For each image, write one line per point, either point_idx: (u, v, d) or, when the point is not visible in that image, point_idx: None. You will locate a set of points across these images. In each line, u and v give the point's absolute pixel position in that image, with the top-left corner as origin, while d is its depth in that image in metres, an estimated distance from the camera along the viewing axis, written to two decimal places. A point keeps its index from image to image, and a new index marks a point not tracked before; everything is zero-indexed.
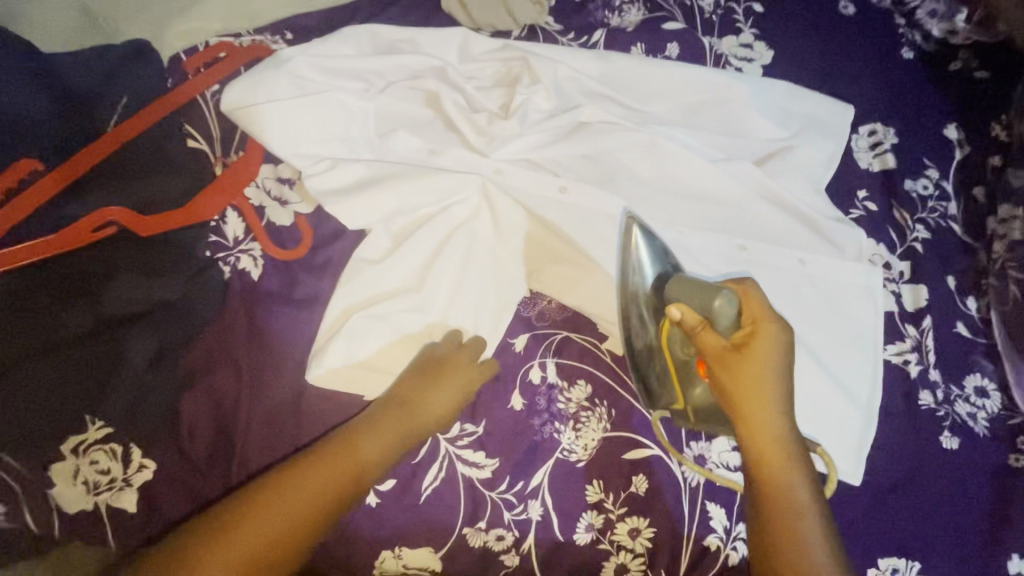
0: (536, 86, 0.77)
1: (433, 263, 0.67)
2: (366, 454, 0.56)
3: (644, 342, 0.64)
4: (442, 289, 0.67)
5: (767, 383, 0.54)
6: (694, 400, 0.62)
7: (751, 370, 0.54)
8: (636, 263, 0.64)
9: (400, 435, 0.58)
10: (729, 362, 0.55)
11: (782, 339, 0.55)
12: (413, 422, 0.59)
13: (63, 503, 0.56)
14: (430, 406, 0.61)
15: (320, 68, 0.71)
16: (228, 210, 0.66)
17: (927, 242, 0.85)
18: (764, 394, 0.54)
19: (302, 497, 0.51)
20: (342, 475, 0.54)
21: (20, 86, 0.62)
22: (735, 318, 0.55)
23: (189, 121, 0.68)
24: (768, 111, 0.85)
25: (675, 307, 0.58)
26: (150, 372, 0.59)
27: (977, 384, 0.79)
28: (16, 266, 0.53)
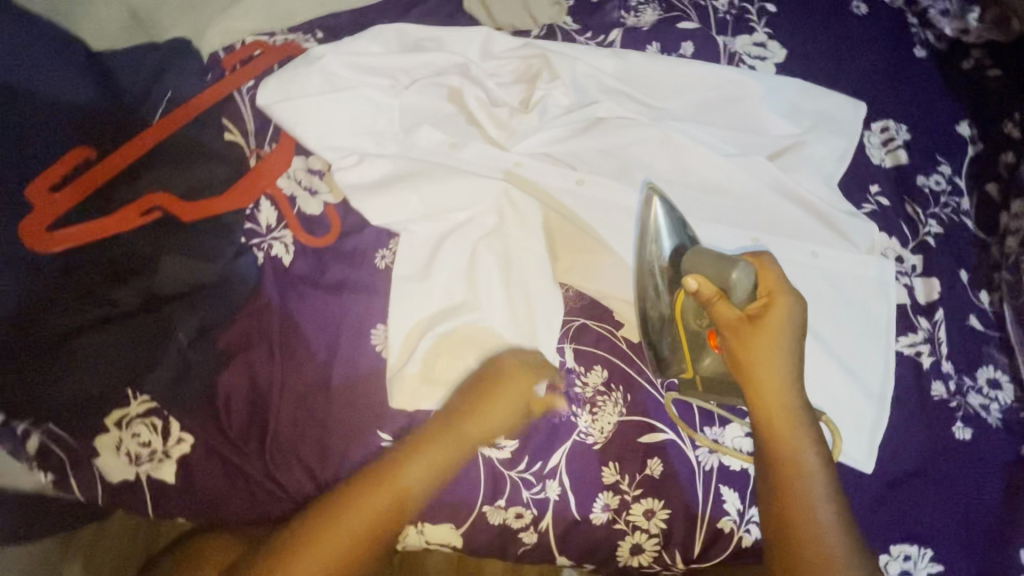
0: (555, 82, 0.79)
1: (476, 273, 0.69)
2: (419, 473, 0.60)
3: (658, 315, 0.66)
4: (479, 287, 0.69)
5: (778, 351, 0.59)
6: (705, 370, 0.66)
7: (763, 339, 0.59)
8: (653, 235, 0.67)
9: (434, 473, 0.61)
10: (743, 331, 0.59)
11: (792, 308, 0.59)
12: (445, 461, 0.61)
13: (108, 471, 0.60)
14: (468, 434, 0.62)
15: (350, 64, 0.74)
16: (262, 199, 0.70)
17: (940, 237, 0.86)
18: (776, 362, 0.59)
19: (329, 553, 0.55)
20: (368, 528, 0.57)
21: (74, 81, 0.66)
22: (749, 289, 0.59)
23: (227, 115, 0.72)
24: (780, 108, 0.87)
25: (692, 279, 0.59)
26: (191, 349, 0.63)
27: (990, 376, 0.80)
28: (74, 244, 0.60)
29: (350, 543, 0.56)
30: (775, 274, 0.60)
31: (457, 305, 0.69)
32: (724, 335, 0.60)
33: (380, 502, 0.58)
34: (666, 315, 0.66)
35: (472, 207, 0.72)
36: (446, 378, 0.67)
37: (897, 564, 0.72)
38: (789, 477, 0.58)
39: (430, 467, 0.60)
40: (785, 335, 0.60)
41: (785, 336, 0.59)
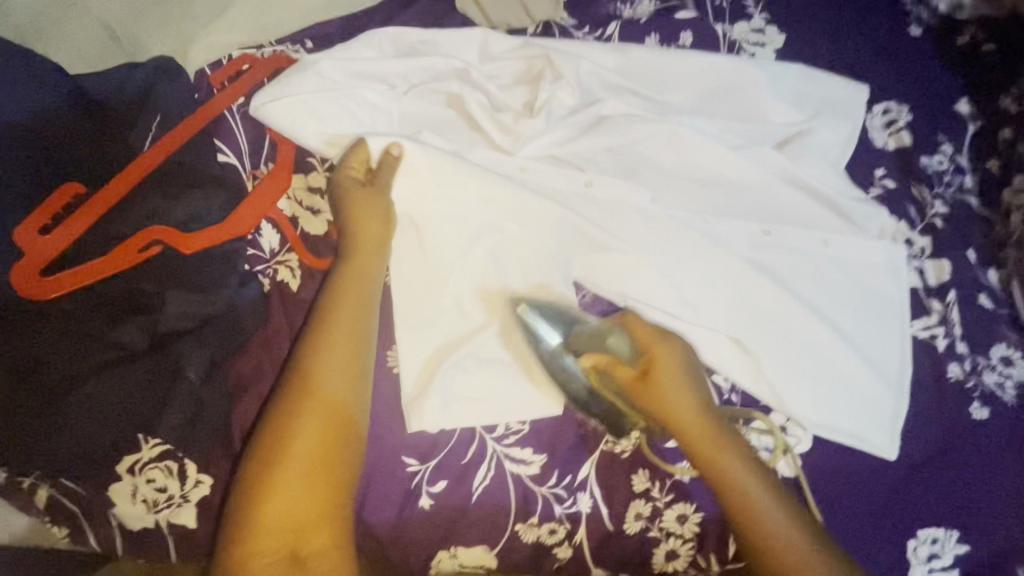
0: (560, 82, 0.77)
1: (492, 289, 0.68)
2: (328, 382, 0.58)
3: (581, 388, 0.65)
4: (497, 304, 0.67)
5: (677, 397, 0.63)
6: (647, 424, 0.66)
7: (651, 395, 0.62)
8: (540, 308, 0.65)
9: (348, 346, 0.60)
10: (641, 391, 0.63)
11: (673, 352, 0.63)
12: (348, 335, 0.60)
13: (126, 520, 0.58)
14: (350, 298, 0.61)
15: (344, 70, 0.71)
16: (263, 223, 0.66)
17: (946, 218, 0.86)
18: (678, 403, 0.63)
19: (301, 452, 0.55)
20: (319, 416, 0.56)
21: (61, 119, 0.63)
22: (630, 350, 0.64)
23: (219, 136, 0.68)
24: (784, 95, 0.86)
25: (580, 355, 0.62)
26: (204, 387, 0.60)
27: (1004, 355, 0.80)
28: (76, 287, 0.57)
29: (307, 459, 0.54)
30: (647, 326, 0.64)
31: (478, 323, 0.67)
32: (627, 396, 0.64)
33: (318, 388, 0.57)
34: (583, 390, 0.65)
35: (486, 221, 0.69)
36: (473, 396, 0.66)
37: (927, 549, 0.72)
38: (739, 493, 0.62)
39: (340, 359, 0.59)
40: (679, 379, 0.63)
41: (671, 378, 0.63)
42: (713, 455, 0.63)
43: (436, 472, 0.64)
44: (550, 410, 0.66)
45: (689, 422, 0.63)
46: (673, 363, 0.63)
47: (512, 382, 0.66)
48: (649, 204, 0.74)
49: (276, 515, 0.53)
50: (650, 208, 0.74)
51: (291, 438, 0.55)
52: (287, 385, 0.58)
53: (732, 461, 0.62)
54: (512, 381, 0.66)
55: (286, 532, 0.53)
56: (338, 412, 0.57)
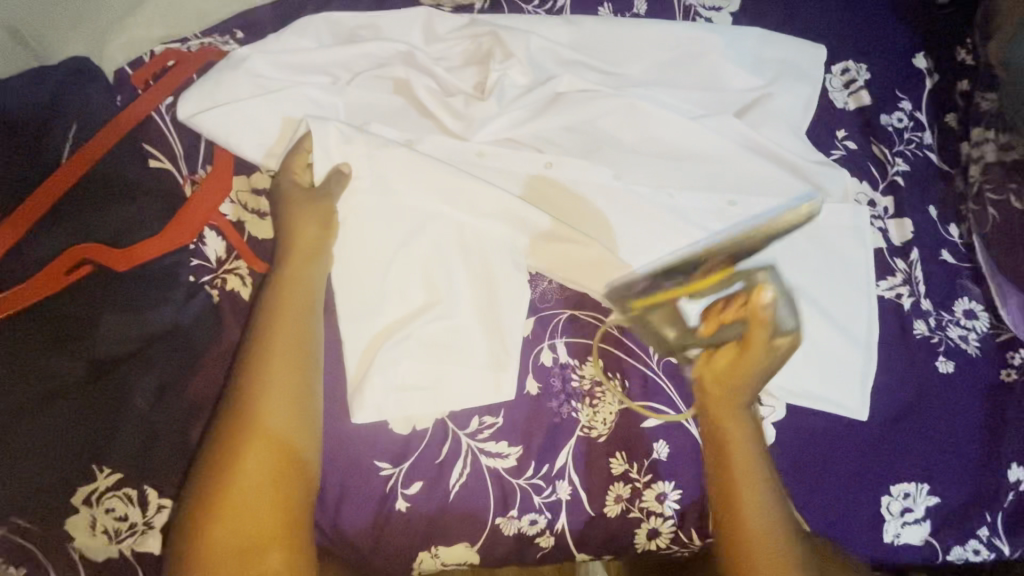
0: (510, 61, 0.74)
1: (435, 272, 0.66)
2: (268, 398, 0.55)
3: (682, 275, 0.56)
4: (439, 285, 0.65)
5: (755, 377, 0.59)
6: (651, 318, 0.58)
7: (757, 355, 0.57)
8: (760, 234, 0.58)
9: (294, 364, 0.57)
10: (754, 340, 0.56)
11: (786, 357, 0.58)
12: (292, 356, 0.57)
13: (89, 553, 0.55)
14: (290, 313, 0.59)
15: (280, 65, 0.68)
16: (206, 231, 0.64)
17: (907, 175, 0.86)
18: (750, 382, 0.60)
19: (247, 479, 0.53)
20: (266, 438, 0.54)
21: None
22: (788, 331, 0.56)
23: (148, 141, 0.65)
24: (743, 59, 0.84)
25: (771, 288, 0.52)
26: (155, 411, 0.57)
27: (966, 308, 0.81)
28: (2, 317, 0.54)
29: (254, 479, 0.53)
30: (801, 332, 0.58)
31: (419, 306, 0.65)
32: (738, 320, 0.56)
33: (264, 410, 0.55)
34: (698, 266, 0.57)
35: (427, 199, 0.66)
36: (419, 385, 0.64)
37: (899, 504, 0.74)
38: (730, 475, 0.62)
39: (282, 372, 0.56)
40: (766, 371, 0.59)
41: (769, 364, 0.58)
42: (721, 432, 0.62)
43: (410, 474, 0.63)
44: (500, 394, 0.65)
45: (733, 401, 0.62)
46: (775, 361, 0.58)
47: (460, 368, 0.65)
48: (611, 182, 0.72)
49: (227, 537, 0.51)
50: (613, 185, 0.72)
51: (237, 464, 0.53)
52: (227, 407, 0.55)
53: (746, 456, 0.62)
54: (466, 370, 0.65)
55: (231, 564, 0.51)
56: (285, 436, 0.55)
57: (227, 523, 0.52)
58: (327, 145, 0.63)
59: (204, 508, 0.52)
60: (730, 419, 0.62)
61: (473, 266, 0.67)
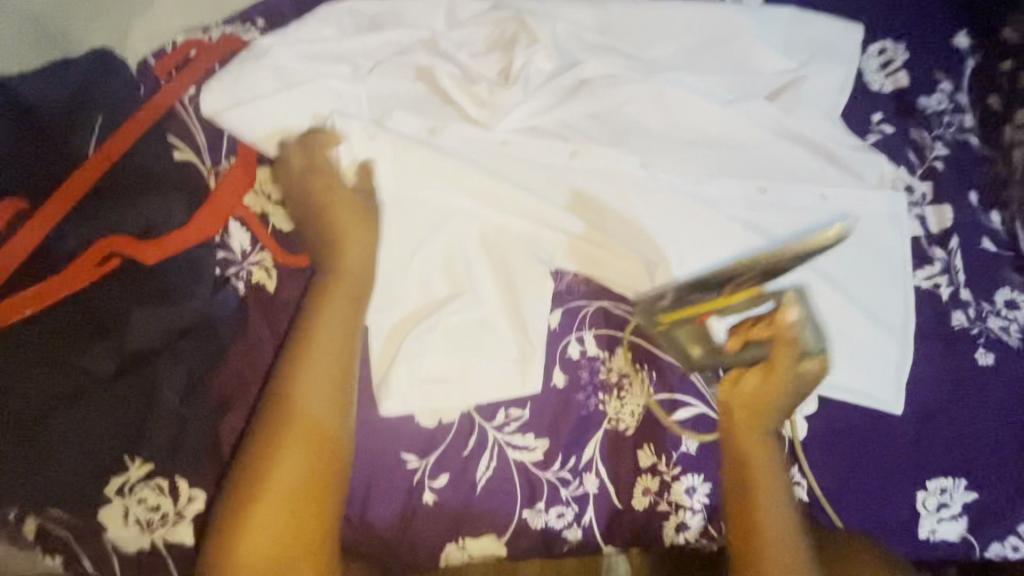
0: (535, 46, 0.72)
1: (458, 263, 0.65)
2: (302, 398, 0.54)
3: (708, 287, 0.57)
4: (462, 276, 0.65)
5: (785, 397, 0.61)
6: (675, 333, 0.61)
7: (787, 377, 0.60)
8: (798, 248, 0.57)
9: (333, 365, 0.56)
10: (779, 361, 0.60)
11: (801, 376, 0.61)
12: (333, 356, 0.57)
13: (120, 544, 0.55)
14: (331, 314, 0.58)
15: (301, 55, 0.67)
16: (230, 223, 0.64)
17: (947, 159, 0.83)
18: (778, 403, 0.61)
19: (283, 478, 0.52)
20: (304, 438, 0.53)
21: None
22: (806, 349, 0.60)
23: (173, 131, 0.65)
24: (775, 41, 0.80)
25: (796, 308, 0.59)
26: (185, 404, 0.58)
27: (1007, 298, 0.78)
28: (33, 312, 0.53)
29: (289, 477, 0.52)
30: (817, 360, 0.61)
31: (444, 297, 0.65)
32: (764, 340, 0.61)
33: (305, 411, 0.54)
34: (725, 280, 0.57)
35: (451, 190, 0.66)
36: (442, 377, 0.63)
37: (935, 499, 0.72)
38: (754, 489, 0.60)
39: (320, 371, 0.56)
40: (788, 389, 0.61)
41: (797, 384, 0.61)
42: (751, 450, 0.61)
43: (437, 467, 0.63)
44: (525, 388, 0.64)
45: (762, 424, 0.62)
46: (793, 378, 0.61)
47: (483, 359, 0.64)
48: (638, 171, 0.70)
49: (263, 533, 0.51)
50: (640, 175, 0.71)
51: (276, 463, 0.52)
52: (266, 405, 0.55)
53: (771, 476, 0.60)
54: (491, 363, 0.64)
55: (272, 556, 0.51)
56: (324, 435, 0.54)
57: (262, 522, 0.51)
58: (349, 137, 0.63)
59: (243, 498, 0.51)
60: (757, 446, 0.61)
61: (495, 257, 0.67)
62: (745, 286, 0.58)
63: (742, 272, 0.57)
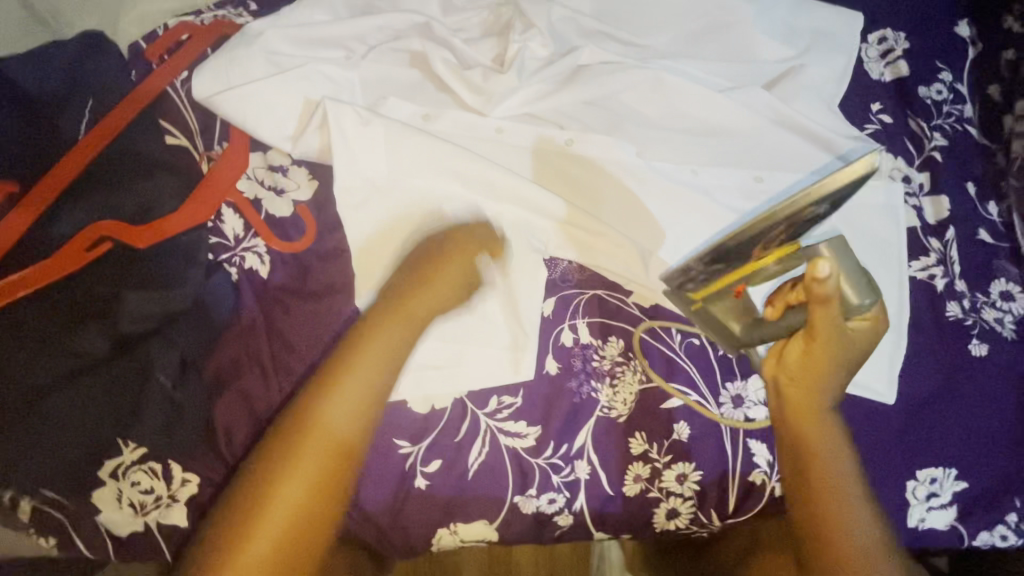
0: (530, 32, 0.72)
1: None
2: (332, 406, 0.50)
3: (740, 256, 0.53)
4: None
5: (836, 366, 0.55)
6: (711, 309, 0.57)
7: (836, 344, 0.53)
8: (811, 199, 0.49)
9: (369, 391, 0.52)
10: (821, 326, 0.52)
11: (852, 340, 0.54)
12: (369, 377, 0.52)
13: (112, 525, 0.57)
14: (379, 345, 0.54)
15: (294, 40, 0.67)
16: (224, 207, 0.64)
17: (945, 150, 0.82)
18: (831, 375, 0.56)
19: (290, 496, 0.48)
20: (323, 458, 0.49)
21: None
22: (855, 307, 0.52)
23: (164, 116, 0.65)
24: (773, 29, 0.80)
25: (827, 263, 0.48)
26: (177, 387, 0.58)
27: (1002, 289, 0.78)
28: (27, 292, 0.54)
29: (304, 488, 0.48)
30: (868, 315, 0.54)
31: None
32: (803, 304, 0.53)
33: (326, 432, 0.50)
34: (752, 248, 0.52)
35: (445, 176, 0.65)
36: (436, 363, 0.64)
37: (926, 489, 0.72)
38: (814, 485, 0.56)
39: (358, 381, 0.52)
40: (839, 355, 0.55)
41: (851, 349, 0.54)
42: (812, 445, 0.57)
43: (429, 452, 0.63)
44: (519, 373, 0.65)
45: (814, 401, 0.57)
46: (847, 345, 0.54)
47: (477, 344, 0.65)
48: (634, 160, 0.70)
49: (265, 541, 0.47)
50: (635, 164, 0.70)
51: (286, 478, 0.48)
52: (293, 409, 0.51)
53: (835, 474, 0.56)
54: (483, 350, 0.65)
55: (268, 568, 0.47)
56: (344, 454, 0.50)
57: (266, 530, 0.47)
58: (341, 122, 0.62)
59: (252, 503, 0.48)
60: (815, 428, 0.57)
61: (490, 243, 0.66)
62: (772, 247, 0.53)
63: (762, 234, 0.50)
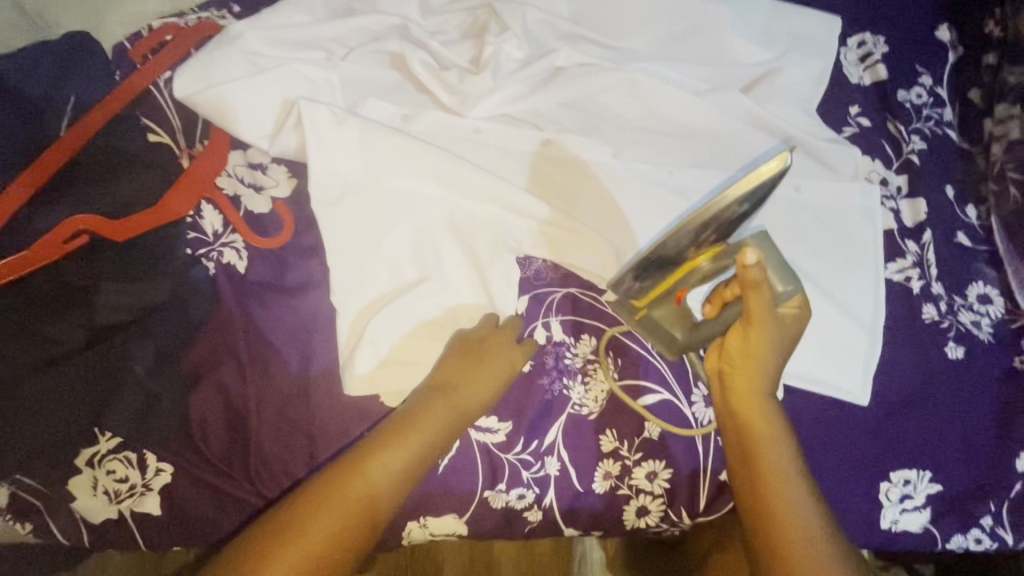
0: (506, 34, 0.74)
1: (427, 246, 0.65)
2: (384, 458, 0.53)
3: (675, 251, 0.54)
4: (430, 259, 0.65)
5: (774, 353, 0.58)
6: (655, 315, 0.62)
7: (771, 326, 0.56)
8: (739, 194, 0.50)
9: (405, 474, 0.54)
10: (758, 311, 0.55)
11: (786, 330, 0.58)
12: (425, 443, 0.55)
13: (87, 513, 0.58)
14: (438, 421, 0.57)
15: (273, 42, 0.69)
16: (202, 204, 0.65)
17: (923, 153, 0.82)
18: (769, 362, 0.58)
19: (302, 557, 0.48)
20: (347, 527, 0.50)
21: None
22: (785, 296, 0.57)
23: (146, 115, 0.67)
24: (750, 32, 0.81)
25: (754, 251, 0.52)
26: (151, 376, 0.59)
27: (980, 292, 0.78)
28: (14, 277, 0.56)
29: (330, 534, 0.49)
30: (796, 308, 0.58)
31: (413, 281, 0.64)
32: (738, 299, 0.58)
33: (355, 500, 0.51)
34: (685, 251, 0.56)
35: (419, 176, 0.66)
36: (405, 358, 0.63)
37: (899, 490, 0.72)
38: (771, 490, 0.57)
39: (415, 445, 0.55)
40: (777, 346, 0.57)
41: (784, 333, 0.57)
42: (765, 450, 0.58)
43: None
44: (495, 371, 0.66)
45: (755, 393, 0.59)
46: (782, 335, 0.57)
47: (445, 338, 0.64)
48: (609, 160, 0.71)
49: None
50: (610, 164, 0.71)
51: (300, 544, 0.48)
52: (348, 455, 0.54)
53: (791, 479, 0.57)
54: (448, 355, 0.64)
55: None
56: (370, 517, 0.51)
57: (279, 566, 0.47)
58: (314, 120, 0.64)
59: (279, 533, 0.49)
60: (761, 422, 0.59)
61: (466, 241, 0.66)
62: (704, 247, 0.56)
63: (702, 237, 0.54)
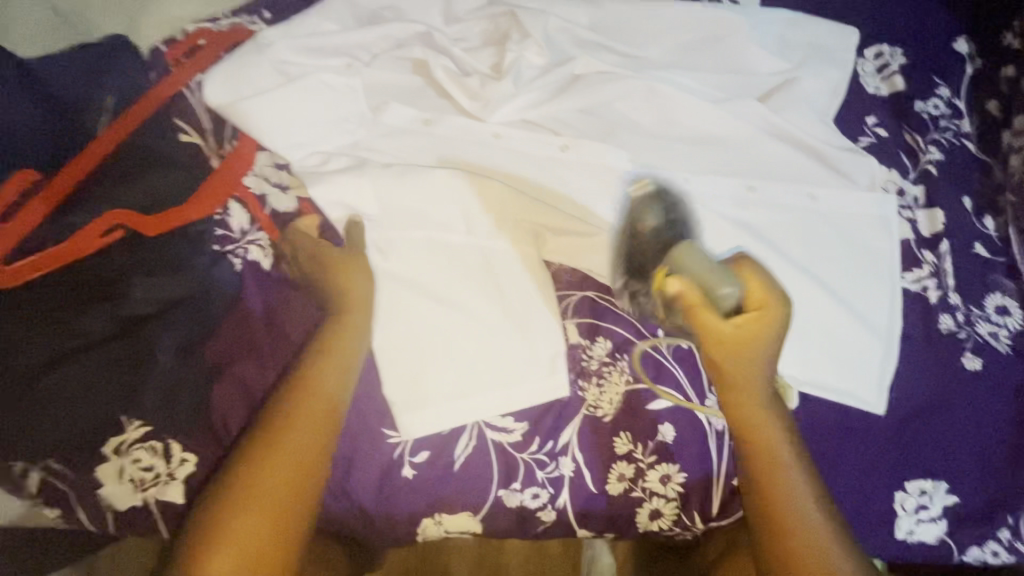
0: (527, 42, 0.75)
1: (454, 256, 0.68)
2: (327, 379, 0.60)
3: None
4: (451, 264, 0.68)
5: (756, 360, 0.57)
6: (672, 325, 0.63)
7: (732, 344, 0.56)
8: None
9: (343, 383, 0.60)
10: (710, 329, 0.55)
11: (765, 338, 0.56)
12: (345, 358, 0.61)
13: (114, 500, 0.60)
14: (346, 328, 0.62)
15: (301, 49, 0.71)
16: (230, 202, 0.67)
17: (941, 163, 0.82)
18: (753, 370, 0.58)
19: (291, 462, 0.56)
20: (314, 438, 0.57)
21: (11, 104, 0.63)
22: (733, 303, 0.55)
23: (180, 117, 0.69)
24: (767, 43, 0.82)
25: (674, 280, 0.55)
26: (176, 367, 0.61)
27: (998, 303, 0.77)
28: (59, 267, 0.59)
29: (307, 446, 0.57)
30: (766, 304, 0.56)
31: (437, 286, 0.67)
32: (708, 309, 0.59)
33: (313, 417, 0.58)
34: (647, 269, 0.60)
35: (437, 179, 0.67)
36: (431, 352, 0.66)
37: (914, 501, 0.71)
38: (777, 493, 0.57)
39: (339, 363, 0.61)
40: (758, 354, 0.57)
41: (760, 341, 0.56)
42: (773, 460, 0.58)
43: (418, 443, 0.65)
44: (515, 377, 0.66)
45: (751, 400, 0.59)
46: (762, 341, 0.56)
47: (474, 365, 0.66)
48: (626, 165, 0.72)
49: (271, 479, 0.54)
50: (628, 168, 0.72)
51: (278, 455, 0.55)
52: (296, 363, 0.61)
53: (800, 484, 0.57)
54: (468, 368, 0.66)
55: (270, 508, 0.54)
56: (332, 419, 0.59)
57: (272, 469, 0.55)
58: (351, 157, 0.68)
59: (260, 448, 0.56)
60: (761, 428, 0.59)
61: (493, 245, 0.68)
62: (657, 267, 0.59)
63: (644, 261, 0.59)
